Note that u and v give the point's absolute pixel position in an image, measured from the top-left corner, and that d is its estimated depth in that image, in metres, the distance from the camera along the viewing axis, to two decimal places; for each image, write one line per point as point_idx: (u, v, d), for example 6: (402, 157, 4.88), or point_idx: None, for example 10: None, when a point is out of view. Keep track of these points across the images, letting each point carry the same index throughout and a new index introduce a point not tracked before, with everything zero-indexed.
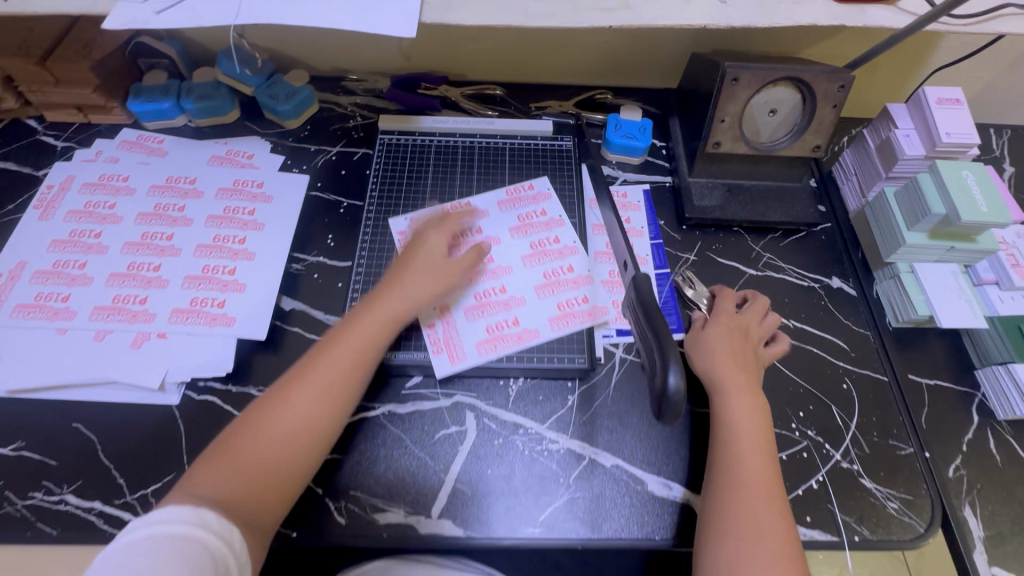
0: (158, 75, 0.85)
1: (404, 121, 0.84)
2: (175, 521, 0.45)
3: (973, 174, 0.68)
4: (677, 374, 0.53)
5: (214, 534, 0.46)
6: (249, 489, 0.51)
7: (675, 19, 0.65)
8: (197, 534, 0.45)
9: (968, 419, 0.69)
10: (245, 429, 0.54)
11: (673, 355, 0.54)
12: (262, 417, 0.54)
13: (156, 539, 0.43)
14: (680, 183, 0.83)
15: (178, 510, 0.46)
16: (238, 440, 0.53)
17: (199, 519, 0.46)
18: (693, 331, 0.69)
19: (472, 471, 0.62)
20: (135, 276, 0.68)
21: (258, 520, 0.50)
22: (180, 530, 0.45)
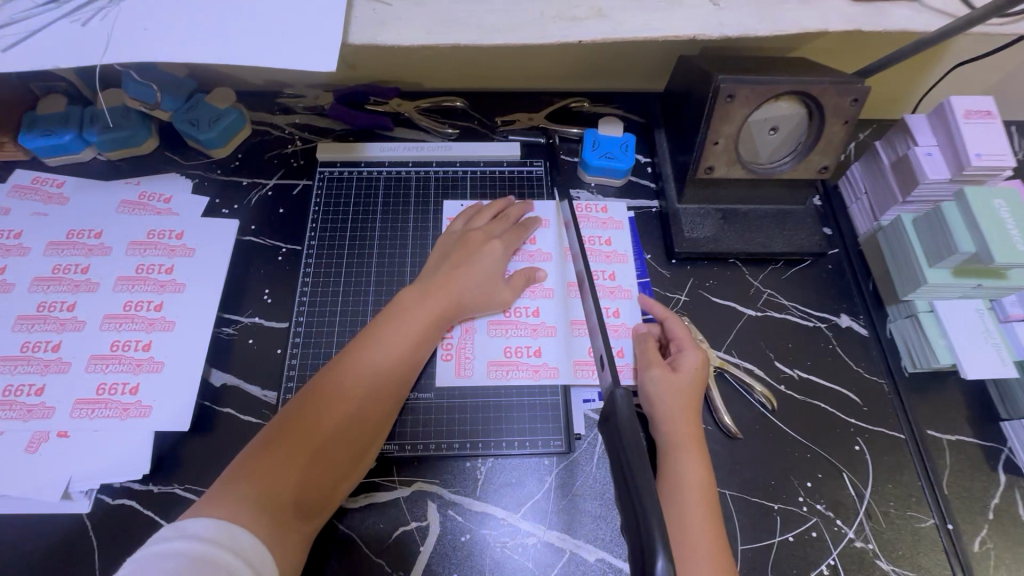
0: (57, 101, 0.71)
1: (347, 150, 0.74)
2: (195, 536, 0.42)
3: (1006, 203, 0.59)
4: (665, 562, 0.35)
5: (242, 557, 0.42)
6: (283, 510, 0.47)
7: (657, 30, 0.53)
8: (219, 551, 0.41)
9: (994, 480, 0.61)
10: (284, 438, 0.50)
11: (657, 528, 0.36)
12: (304, 424, 0.51)
13: (171, 558, 0.40)
14: (668, 209, 0.72)
15: (200, 523, 0.43)
16: (277, 448, 0.49)
17: (227, 533, 0.43)
18: (645, 368, 0.59)
19: (436, 575, 0.54)
20: (30, 360, 0.58)
21: (290, 540, 0.47)
22: (198, 547, 0.41)
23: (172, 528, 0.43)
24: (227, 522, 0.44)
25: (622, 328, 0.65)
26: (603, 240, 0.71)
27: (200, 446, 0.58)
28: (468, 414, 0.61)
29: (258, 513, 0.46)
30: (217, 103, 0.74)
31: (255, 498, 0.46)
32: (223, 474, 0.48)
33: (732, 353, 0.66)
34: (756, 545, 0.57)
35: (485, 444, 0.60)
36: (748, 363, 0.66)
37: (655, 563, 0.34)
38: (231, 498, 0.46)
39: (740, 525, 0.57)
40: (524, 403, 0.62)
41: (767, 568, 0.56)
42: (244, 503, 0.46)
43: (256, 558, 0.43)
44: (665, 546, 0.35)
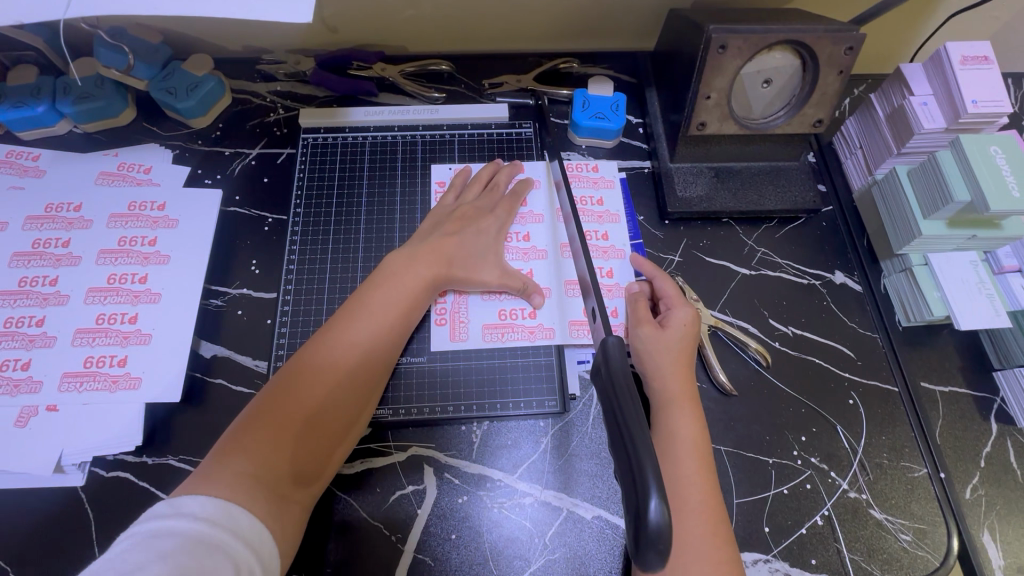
0: (26, 71, 0.68)
1: (330, 115, 0.72)
2: (191, 517, 0.41)
3: (1002, 150, 0.58)
4: (658, 502, 0.35)
5: (237, 536, 0.42)
6: (278, 484, 0.47)
7: None
8: (215, 533, 0.41)
9: (987, 430, 0.61)
10: (272, 414, 0.49)
11: (651, 468, 0.36)
12: (292, 399, 0.50)
13: (166, 539, 0.39)
14: (660, 168, 0.71)
15: (195, 501, 0.42)
16: (266, 424, 0.48)
17: (223, 512, 0.42)
18: (635, 326, 0.58)
19: (434, 536, 0.55)
20: (14, 335, 0.57)
21: (287, 514, 0.47)
22: (194, 527, 0.40)
23: (167, 505, 0.42)
24: (220, 499, 0.43)
25: (616, 288, 0.64)
26: (595, 200, 0.70)
27: (192, 418, 0.58)
28: (462, 377, 0.60)
29: (253, 489, 0.45)
30: (194, 70, 0.71)
31: (248, 475, 0.45)
32: (211, 452, 0.47)
33: (725, 312, 0.66)
34: (751, 499, 0.57)
35: (479, 408, 0.59)
36: (742, 321, 0.65)
37: (648, 504, 0.34)
38: (222, 476, 0.45)
39: (735, 479, 0.58)
40: (519, 365, 0.61)
41: (762, 520, 0.56)
42: (237, 480, 0.45)
43: (252, 537, 0.43)
44: (658, 486, 0.35)
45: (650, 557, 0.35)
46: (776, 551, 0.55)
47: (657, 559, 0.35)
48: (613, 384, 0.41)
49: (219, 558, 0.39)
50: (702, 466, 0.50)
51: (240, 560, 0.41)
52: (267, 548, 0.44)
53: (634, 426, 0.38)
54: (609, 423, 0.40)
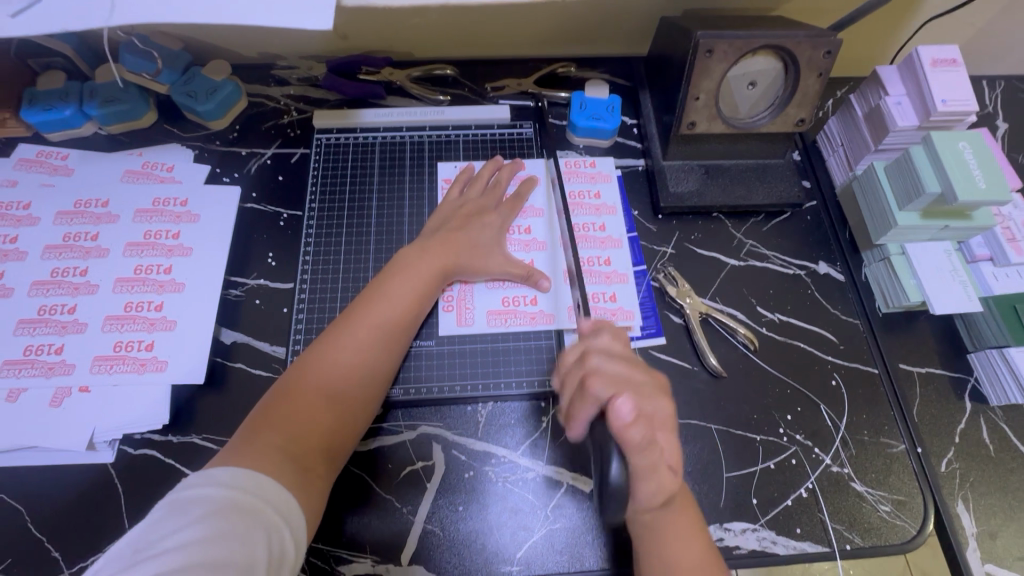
0: (55, 77, 0.73)
1: (342, 117, 0.76)
2: (219, 485, 0.44)
3: (970, 146, 0.63)
4: (618, 464, 0.46)
5: (268, 503, 0.45)
6: (304, 457, 0.50)
7: None
8: (246, 499, 0.44)
9: (961, 408, 0.65)
10: (296, 394, 0.53)
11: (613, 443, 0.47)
12: (313, 380, 0.54)
13: (200, 505, 0.43)
14: (654, 166, 0.75)
15: (225, 472, 0.45)
16: (290, 403, 0.52)
17: (251, 482, 0.46)
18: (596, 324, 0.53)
19: (442, 509, 0.58)
20: (48, 322, 0.61)
21: (312, 485, 0.50)
22: (225, 494, 0.44)
23: (199, 475, 0.45)
24: (251, 470, 0.47)
25: (613, 275, 0.69)
26: (592, 194, 0.74)
27: (215, 399, 0.62)
28: (468, 359, 0.64)
29: (280, 461, 0.49)
30: (213, 75, 0.76)
31: (276, 448, 0.49)
32: (240, 430, 0.51)
33: (715, 299, 0.70)
34: (740, 473, 0.61)
35: (485, 390, 0.63)
36: (732, 309, 0.69)
37: (613, 464, 0.46)
38: (253, 450, 0.49)
39: (725, 454, 0.61)
40: (521, 348, 0.65)
41: (751, 493, 0.60)
42: (266, 452, 0.49)
43: (282, 505, 0.46)
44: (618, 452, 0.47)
45: (609, 502, 0.47)
46: (764, 521, 0.59)
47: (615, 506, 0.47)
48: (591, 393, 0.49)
49: (252, 524, 0.43)
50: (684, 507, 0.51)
51: (271, 525, 0.44)
52: (297, 516, 0.47)
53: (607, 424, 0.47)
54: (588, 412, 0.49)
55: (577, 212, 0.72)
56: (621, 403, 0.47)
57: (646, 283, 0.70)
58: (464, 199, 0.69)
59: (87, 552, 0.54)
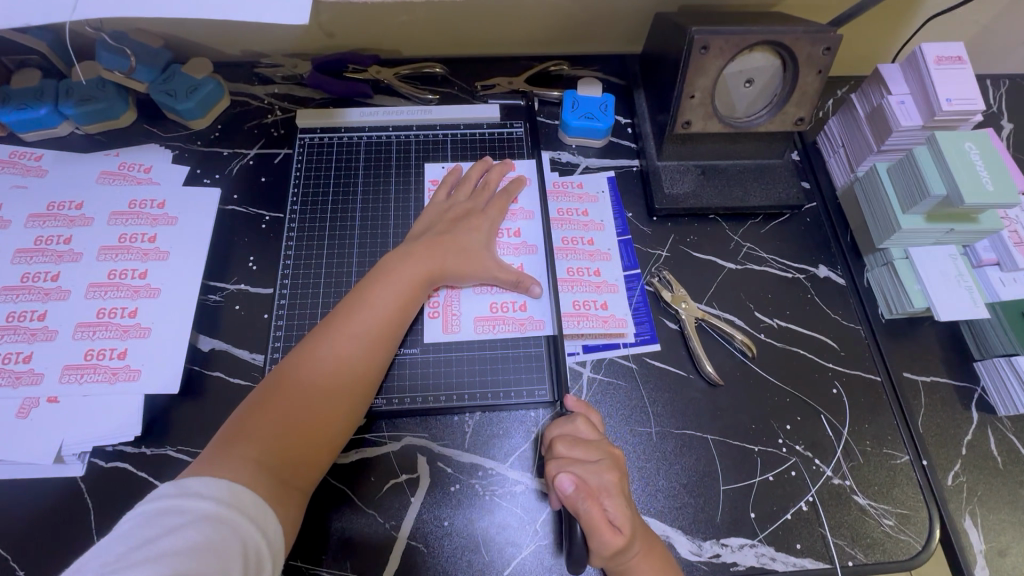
0: (30, 75, 0.70)
1: (327, 116, 0.74)
2: (195, 496, 0.43)
3: (976, 146, 0.60)
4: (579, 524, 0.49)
5: (245, 514, 0.44)
6: (279, 471, 0.48)
7: None
8: (223, 510, 0.43)
9: (967, 418, 0.63)
10: (273, 403, 0.51)
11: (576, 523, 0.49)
12: (291, 389, 0.52)
13: (175, 516, 0.42)
14: (648, 167, 0.73)
15: (201, 482, 0.44)
16: (267, 413, 0.50)
17: (228, 493, 0.44)
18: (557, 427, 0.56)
19: (427, 525, 0.56)
20: (16, 329, 0.59)
21: (288, 498, 0.48)
22: (200, 505, 0.43)
23: (173, 485, 0.44)
24: (227, 481, 0.45)
25: (604, 284, 0.67)
26: (578, 184, 0.73)
27: (191, 410, 0.59)
28: (454, 367, 0.62)
29: (253, 473, 0.47)
30: (194, 73, 0.73)
31: (249, 460, 0.47)
32: (216, 440, 0.49)
33: (712, 305, 0.67)
34: (737, 486, 0.58)
35: (472, 399, 0.61)
36: (729, 314, 0.67)
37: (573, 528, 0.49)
38: (225, 463, 0.47)
39: (721, 467, 0.59)
40: (510, 355, 0.63)
41: (748, 507, 0.58)
42: (239, 465, 0.47)
43: (259, 517, 0.45)
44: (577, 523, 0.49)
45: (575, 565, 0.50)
46: (762, 536, 0.56)
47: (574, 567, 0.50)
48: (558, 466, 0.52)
49: (228, 535, 0.42)
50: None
51: (248, 536, 0.43)
52: (273, 528, 0.46)
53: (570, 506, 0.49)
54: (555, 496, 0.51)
55: (565, 223, 0.70)
56: (564, 475, 0.50)
57: (640, 288, 0.67)
58: (454, 205, 0.66)
59: (53, 570, 0.52)
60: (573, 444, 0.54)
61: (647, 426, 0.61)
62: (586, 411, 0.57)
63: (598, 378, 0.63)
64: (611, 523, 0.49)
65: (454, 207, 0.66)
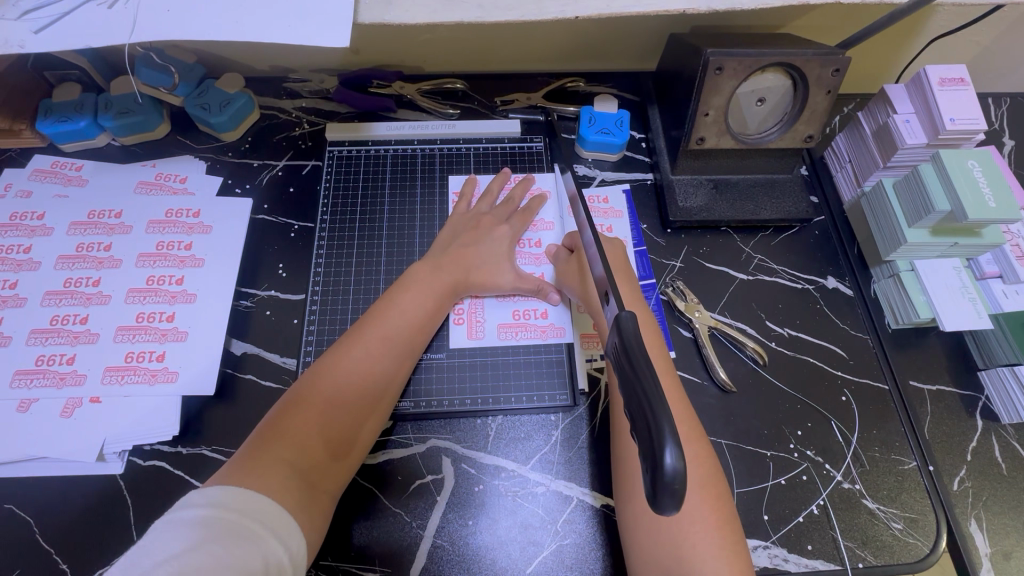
0: (71, 89, 0.74)
1: (354, 129, 0.77)
2: (215, 506, 0.43)
3: (978, 163, 0.63)
4: (674, 452, 0.33)
5: (268, 528, 0.44)
6: (307, 476, 0.49)
7: (662, 6, 0.52)
8: (243, 523, 0.42)
9: (972, 426, 0.65)
10: (308, 403, 0.53)
11: (667, 425, 0.34)
12: (323, 389, 0.54)
13: (197, 528, 0.41)
14: (662, 180, 0.76)
15: (223, 491, 0.44)
16: (299, 411, 0.52)
17: (251, 504, 0.44)
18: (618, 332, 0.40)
19: (452, 523, 0.58)
20: (59, 332, 0.62)
21: (317, 501, 0.49)
22: (219, 516, 0.42)
23: (199, 494, 0.43)
24: (251, 491, 0.45)
25: None
26: (602, 198, 0.76)
27: (225, 410, 0.61)
28: (476, 372, 0.64)
29: (286, 475, 0.48)
30: (226, 88, 0.76)
31: (284, 460, 0.49)
32: (245, 444, 0.50)
33: (725, 314, 0.70)
34: (750, 489, 0.60)
35: (494, 402, 0.63)
36: (741, 323, 0.69)
37: (663, 458, 0.32)
38: (258, 463, 0.48)
39: (735, 470, 0.61)
40: (530, 361, 0.65)
41: (762, 509, 0.60)
42: (273, 465, 0.48)
43: (282, 530, 0.45)
44: (673, 437, 0.33)
45: (665, 504, 0.34)
46: (775, 538, 0.58)
47: (674, 505, 0.33)
48: (629, 358, 0.38)
49: (251, 551, 0.41)
50: (701, 472, 0.50)
51: (271, 553, 0.42)
52: (297, 541, 0.45)
53: (648, 383, 0.36)
54: (624, 406, 0.38)
55: None
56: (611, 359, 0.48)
57: (655, 297, 0.70)
58: (478, 223, 0.69)
59: (95, 565, 0.54)
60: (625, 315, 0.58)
61: None
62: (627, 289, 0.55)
63: None
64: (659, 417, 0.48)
65: (478, 227, 0.68)
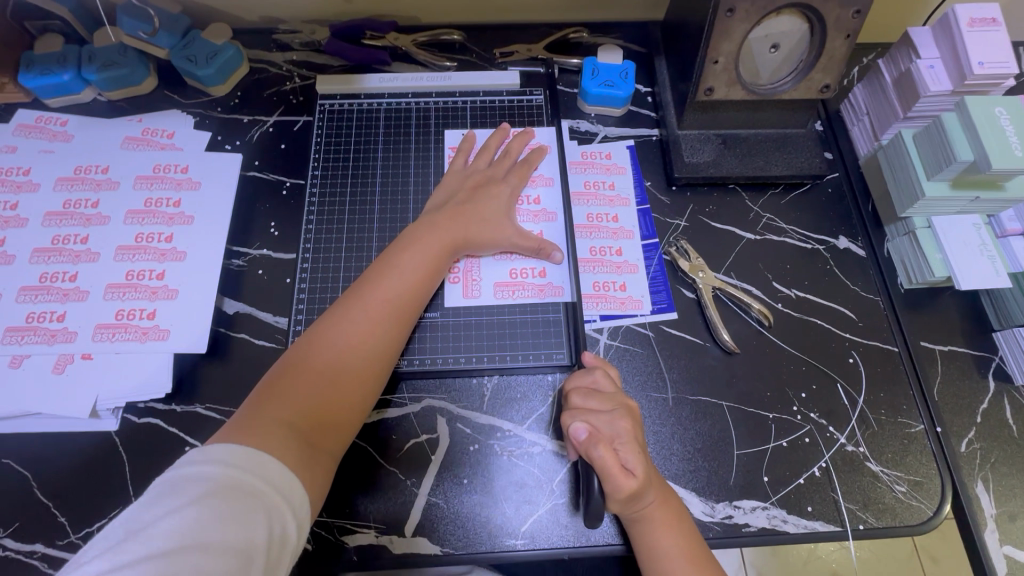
0: (53, 41, 0.71)
1: (346, 82, 0.74)
2: (217, 463, 0.42)
3: (1006, 110, 0.59)
4: None
5: (270, 483, 0.43)
6: (307, 435, 0.48)
7: None
8: (247, 480, 0.42)
9: (984, 388, 0.63)
10: (306, 364, 0.51)
11: None
12: (323, 350, 0.52)
13: (200, 485, 0.40)
14: (668, 136, 0.72)
15: (228, 450, 0.43)
16: (296, 374, 0.51)
17: (254, 460, 0.43)
18: None
19: (447, 483, 0.58)
20: (49, 290, 0.61)
21: (319, 459, 0.48)
22: (223, 473, 0.41)
23: (199, 451, 0.42)
24: (250, 447, 0.44)
25: (625, 265, 0.66)
26: (604, 154, 0.73)
27: (217, 368, 0.61)
28: (472, 332, 0.63)
29: (284, 433, 0.46)
30: (213, 39, 0.73)
31: (282, 420, 0.47)
32: (244, 406, 0.49)
33: (730, 275, 0.67)
34: (751, 451, 0.59)
35: (490, 362, 0.62)
36: (746, 284, 0.67)
37: None
38: (256, 423, 0.46)
39: (736, 432, 0.60)
40: (528, 321, 0.64)
41: (762, 471, 0.58)
42: (271, 425, 0.47)
43: (285, 482, 0.43)
44: None
45: None
46: (775, 499, 0.57)
47: None
48: None
49: (253, 509, 0.40)
50: (669, 513, 0.52)
51: (274, 510, 0.42)
52: (300, 497, 0.44)
53: None
54: None
55: (590, 203, 0.69)
56: (577, 424, 0.51)
57: (657, 257, 0.67)
58: (478, 181, 0.66)
59: (92, 518, 0.54)
60: (589, 395, 0.55)
61: (662, 392, 0.61)
62: (604, 365, 0.58)
63: (616, 344, 0.63)
64: (625, 468, 0.49)
65: (477, 184, 0.65)
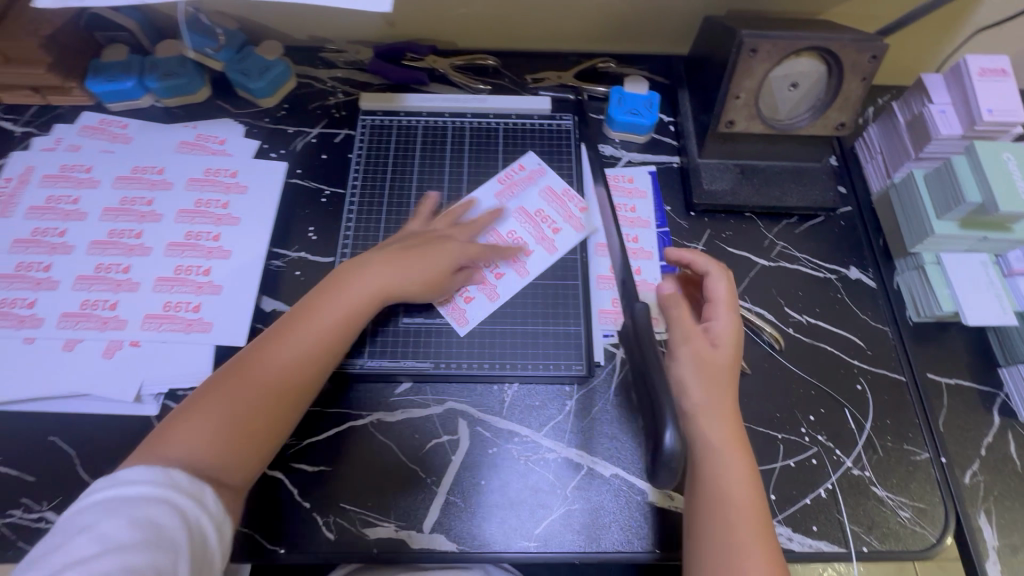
0: (120, 51, 0.77)
1: (387, 99, 0.78)
2: (142, 484, 0.44)
3: (1013, 156, 0.63)
4: (671, 434, 0.48)
5: (196, 504, 0.45)
6: (220, 456, 0.50)
7: None
8: (167, 499, 0.44)
9: (988, 422, 0.65)
10: (236, 383, 0.53)
11: (668, 413, 0.49)
12: (262, 370, 0.54)
13: (141, 503, 0.43)
14: (688, 163, 0.76)
15: (186, 477, 0.46)
16: (227, 392, 0.53)
17: (174, 481, 0.45)
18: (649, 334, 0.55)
19: (466, 483, 0.60)
20: (103, 279, 0.65)
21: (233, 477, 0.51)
22: (146, 493, 0.44)
23: (116, 476, 0.44)
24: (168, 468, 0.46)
25: (643, 284, 0.69)
26: (626, 177, 0.76)
27: None
28: (497, 339, 0.66)
29: (183, 454, 0.49)
30: (266, 55, 0.79)
31: (186, 441, 0.50)
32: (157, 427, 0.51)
33: (744, 299, 0.70)
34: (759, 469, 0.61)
35: (512, 369, 0.64)
36: (760, 308, 0.69)
37: (664, 438, 0.48)
38: (159, 446, 0.49)
39: None
40: (549, 333, 0.66)
41: (769, 489, 0.60)
42: (174, 446, 0.50)
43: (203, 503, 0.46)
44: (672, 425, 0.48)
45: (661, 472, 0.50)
46: (781, 517, 0.59)
47: (668, 474, 0.49)
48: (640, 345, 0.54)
49: (175, 531, 0.43)
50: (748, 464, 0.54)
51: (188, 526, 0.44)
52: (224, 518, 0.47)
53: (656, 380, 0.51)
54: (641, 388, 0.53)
55: None
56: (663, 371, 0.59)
57: None
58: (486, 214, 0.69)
59: None
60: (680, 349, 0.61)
61: None
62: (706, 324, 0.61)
63: None
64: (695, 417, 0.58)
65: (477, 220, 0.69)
